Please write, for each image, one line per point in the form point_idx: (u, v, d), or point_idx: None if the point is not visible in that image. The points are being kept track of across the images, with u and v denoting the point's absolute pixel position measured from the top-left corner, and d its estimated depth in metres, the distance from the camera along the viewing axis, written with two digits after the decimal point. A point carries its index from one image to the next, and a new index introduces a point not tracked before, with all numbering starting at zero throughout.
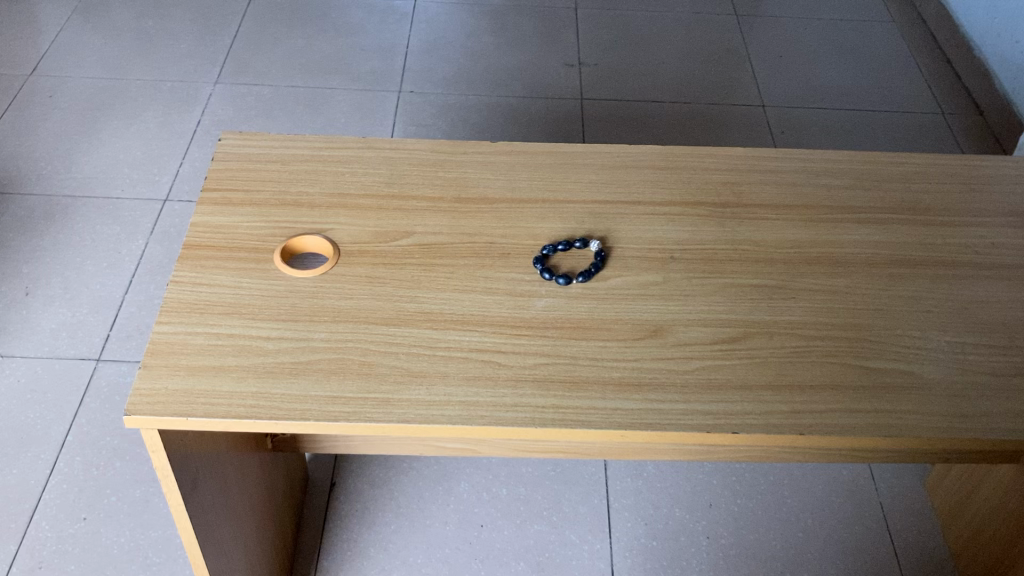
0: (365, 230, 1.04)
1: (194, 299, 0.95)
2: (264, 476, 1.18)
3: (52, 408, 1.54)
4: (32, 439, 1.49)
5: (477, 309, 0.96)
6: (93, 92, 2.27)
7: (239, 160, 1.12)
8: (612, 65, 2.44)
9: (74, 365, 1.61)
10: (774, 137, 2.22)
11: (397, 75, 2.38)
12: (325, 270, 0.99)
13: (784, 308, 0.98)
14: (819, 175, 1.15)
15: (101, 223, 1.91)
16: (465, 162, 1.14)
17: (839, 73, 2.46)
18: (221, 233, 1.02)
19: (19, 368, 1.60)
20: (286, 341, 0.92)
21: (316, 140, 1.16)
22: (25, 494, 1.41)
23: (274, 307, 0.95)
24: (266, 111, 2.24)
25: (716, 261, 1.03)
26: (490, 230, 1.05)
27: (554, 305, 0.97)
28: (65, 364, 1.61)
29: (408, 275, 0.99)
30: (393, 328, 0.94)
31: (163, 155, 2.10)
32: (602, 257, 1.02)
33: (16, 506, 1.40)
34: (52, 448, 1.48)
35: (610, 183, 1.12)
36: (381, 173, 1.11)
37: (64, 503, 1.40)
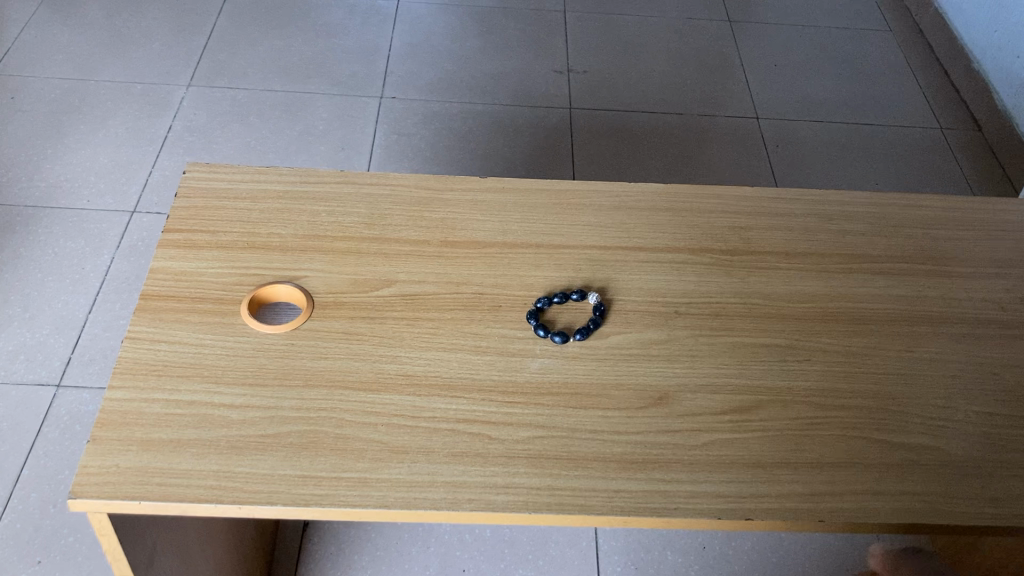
0: (342, 278, 0.95)
1: (151, 359, 0.86)
2: (233, 530, 1.10)
3: (8, 438, 1.44)
4: None
5: (464, 372, 0.87)
6: (59, 93, 2.15)
7: (205, 195, 1.02)
8: (603, 72, 2.35)
9: (33, 392, 1.51)
10: (770, 151, 2.14)
11: (378, 80, 2.28)
12: (298, 324, 0.90)
13: (799, 373, 0.90)
14: (833, 219, 1.07)
15: (66, 236, 1.80)
16: (452, 199, 1.05)
17: (836, 83, 2.38)
18: (184, 281, 0.93)
19: None
20: (252, 410, 0.83)
21: (290, 173, 1.06)
22: None
23: (241, 369, 0.86)
24: (241, 116, 2.14)
25: (725, 317, 0.95)
26: (479, 279, 0.96)
27: (549, 367, 0.89)
28: (22, 391, 1.51)
29: (389, 331, 0.90)
30: (372, 394, 0.85)
31: (132, 163, 2.00)
32: (602, 312, 0.93)
33: None
34: (6, 483, 1.38)
35: (609, 226, 1.03)
36: (360, 211, 1.02)
37: (17, 544, 1.31)
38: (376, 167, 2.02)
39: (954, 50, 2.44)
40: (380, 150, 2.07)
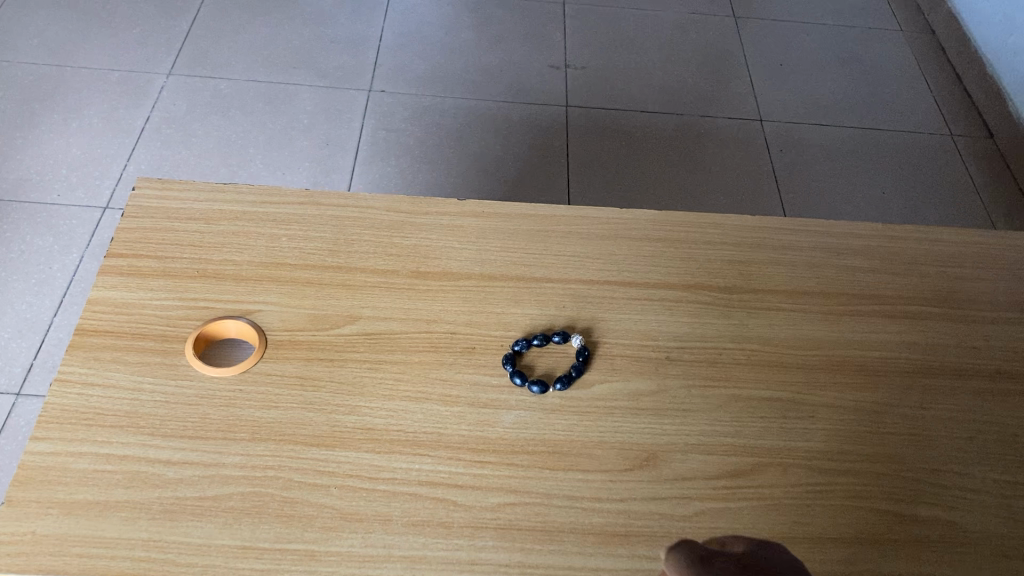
0: (300, 313, 0.86)
1: (81, 407, 0.77)
2: None
3: None
4: None
5: (430, 426, 0.79)
6: (31, 79, 2.04)
7: (155, 215, 0.93)
8: (602, 68, 2.24)
9: None
10: (773, 156, 2.03)
11: (368, 71, 2.17)
12: (248, 366, 0.81)
13: (802, 432, 0.81)
14: (841, 254, 0.98)
15: (34, 233, 1.71)
16: (426, 224, 0.96)
17: (844, 84, 2.28)
18: (124, 314, 0.84)
19: None
20: (191, 468, 0.74)
21: (250, 191, 0.97)
22: None
23: (181, 419, 0.77)
24: (223, 108, 2.03)
25: (720, 365, 0.86)
26: (451, 317, 0.87)
27: (525, 421, 0.80)
28: None
29: (349, 376, 0.82)
30: (325, 450, 0.76)
31: (106, 156, 1.89)
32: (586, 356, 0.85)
33: None
34: None
35: (597, 257, 0.94)
36: (324, 236, 0.93)
37: None
38: (362, 166, 1.92)
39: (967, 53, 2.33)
40: (367, 147, 1.96)
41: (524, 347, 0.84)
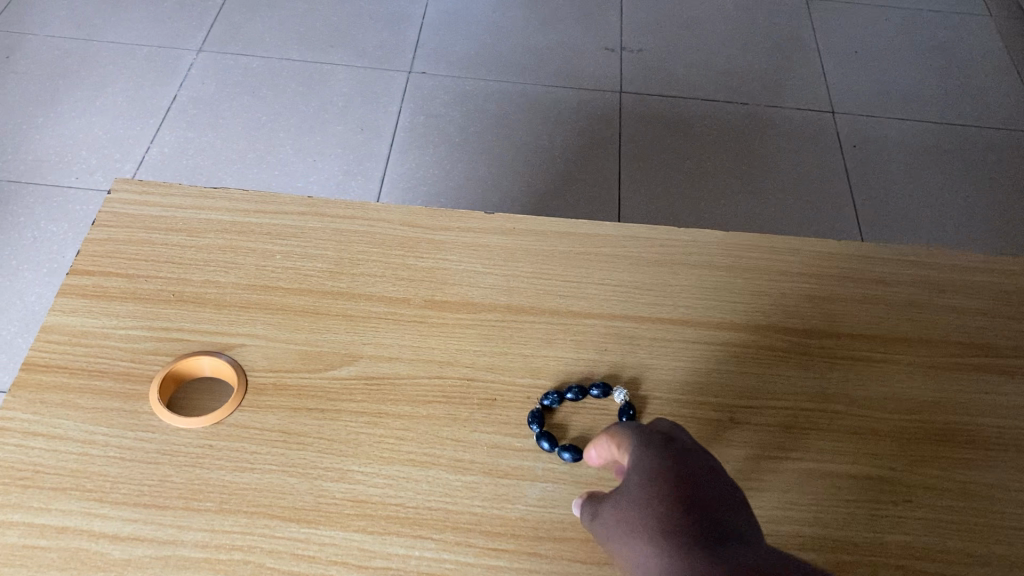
0: (289, 350, 0.72)
1: (20, 462, 0.64)
2: None
3: None
4: None
5: (436, 500, 0.64)
6: (56, 54, 1.89)
7: (131, 225, 0.80)
8: (660, 50, 2.04)
9: None
10: (847, 152, 1.82)
11: (408, 50, 1.98)
12: (223, 416, 0.68)
13: (896, 523, 0.65)
14: (942, 292, 0.81)
15: (48, 219, 1.59)
16: (446, 243, 0.81)
17: (929, 70, 2.05)
18: (83, 347, 0.71)
19: None
20: (143, 545, 0.61)
21: (244, 198, 0.83)
22: None
23: (137, 481, 0.64)
24: (254, 88, 1.86)
25: (796, 429, 0.70)
26: (470, 359, 0.73)
27: (552, 496, 0.65)
28: None
29: (342, 432, 0.68)
30: (307, 528, 0.62)
31: (129, 136, 1.75)
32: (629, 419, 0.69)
33: None
34: None
35: (648, 288, 0.79)
36: (325, 255, 0.79)
37: None
38: (398, 154, 1.75)
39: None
40: (403, 133, 1.80)
41: (555, 401, 0.70)
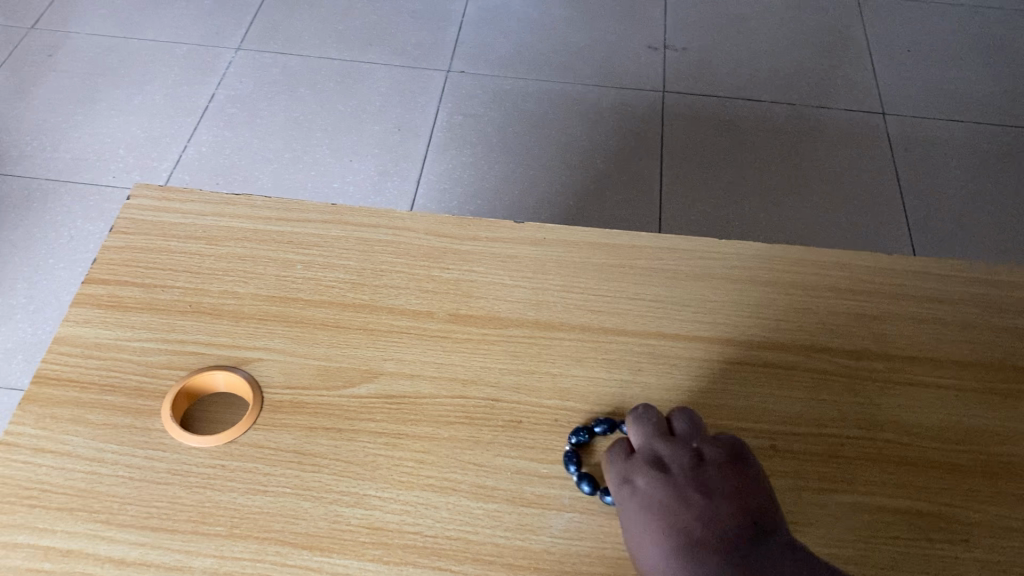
0: (307, 366, 0.69)
1: (26, 481, 0.62)
2: None
3: None
4: None
5: (455, 529, 0.61)
6: (98, 52, 1.90)
7: (150, 232, 0.78)
8: (705, 48, 1.98)
9: None
10: (898, 156, 1.76)
11: (447, 49, 1.95)
12: (236, 434, 0.65)
13: (951, 565, 0.61)
14: (1002, 313, 0.76)
15: (85, 218, 1.59)
16: (473, 254, 0.78)
17: (986, 69, 1.97)
18: (96, 359, 0.69)
19: None
20: (149, 571, 0.58)
21: (267, 205, 0.81)
22: None
23: (146, 502, 0.61)
24: (292, 87, 1.84)
25: (841, 458, 0.66)
26: (495, 377, 0.69)
27: (580, 528, 0.61)
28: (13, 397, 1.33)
29: (360, 455, 0.64)
30: (320, 556, 0.59)
31: (165, 135, 1.74)
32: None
33: None
34: None
35: (686, 303, 0.75)
36: (347, 265, 0.76)
37: None
38: (434, 154, 1.72)
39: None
40: (440, 133, 1.76)
41: (584, 438, 0.65)
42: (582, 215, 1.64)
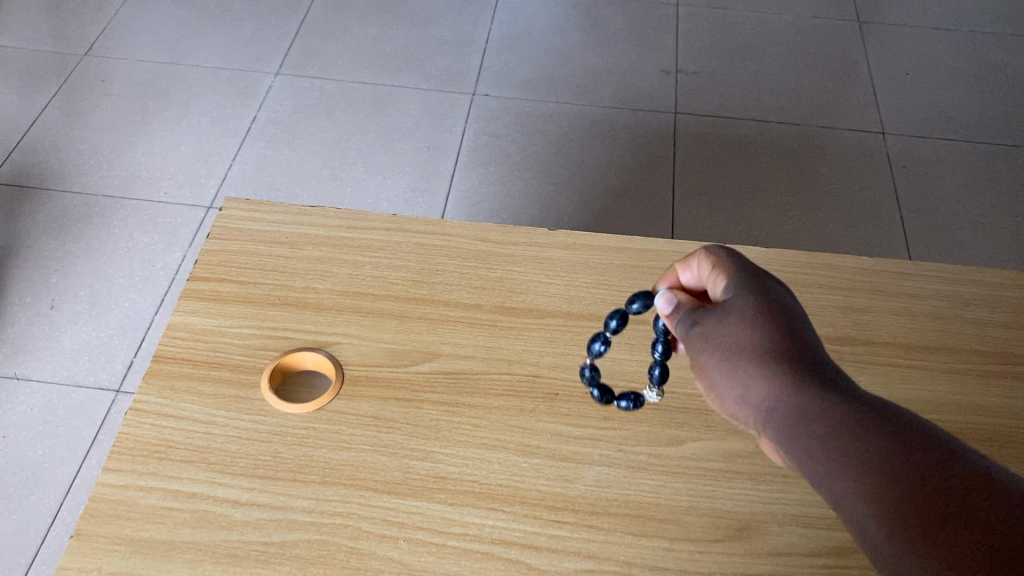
0: (379, 348, 0.83)
1: (154, 439, 0.76)
2: None
3: (63, 444, 1.37)
4: (38, 479, 1.33)
5: (506, 478, 0.74)
6: (148, 77, 2.04)
7: (241, 238, 0.92)
8: (713, 72, 2.12)
9: (92, 396, 1.43)
10: (895, 173, 1.89)
11: (472, 74, 2.09)
12: (324, 403, 0.79)
13: None
14: (966, 306, 0.89)
15: (140, 230, 1.70)
16: (514, 255, 0.92)
17: (979, 91, 2.10)
18: (203, 342, 0.83)
19: (34, 394, 1.43)
20: (259, 509, 0.72)
21: (338, 215, 0.95)
22: (20, 548, 1.25)
23: (254, 456, 0.75)
24: (327, 110, 1.99)
25: None
26: (535, 358, 0.83)
27: (608, 478, 0.75)
28: (82, 394, 1.43)
29: (426, 419, 0.78)
30: (397, 499, 0.73)
31: (212, 154, 1.88)
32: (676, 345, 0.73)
33: (11, 560, 1.24)
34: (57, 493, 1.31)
35: None
36: (408, 265, 0.90)
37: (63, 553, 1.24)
38: (461, 172, 1.86)
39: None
40: (467, 152, 1.91)
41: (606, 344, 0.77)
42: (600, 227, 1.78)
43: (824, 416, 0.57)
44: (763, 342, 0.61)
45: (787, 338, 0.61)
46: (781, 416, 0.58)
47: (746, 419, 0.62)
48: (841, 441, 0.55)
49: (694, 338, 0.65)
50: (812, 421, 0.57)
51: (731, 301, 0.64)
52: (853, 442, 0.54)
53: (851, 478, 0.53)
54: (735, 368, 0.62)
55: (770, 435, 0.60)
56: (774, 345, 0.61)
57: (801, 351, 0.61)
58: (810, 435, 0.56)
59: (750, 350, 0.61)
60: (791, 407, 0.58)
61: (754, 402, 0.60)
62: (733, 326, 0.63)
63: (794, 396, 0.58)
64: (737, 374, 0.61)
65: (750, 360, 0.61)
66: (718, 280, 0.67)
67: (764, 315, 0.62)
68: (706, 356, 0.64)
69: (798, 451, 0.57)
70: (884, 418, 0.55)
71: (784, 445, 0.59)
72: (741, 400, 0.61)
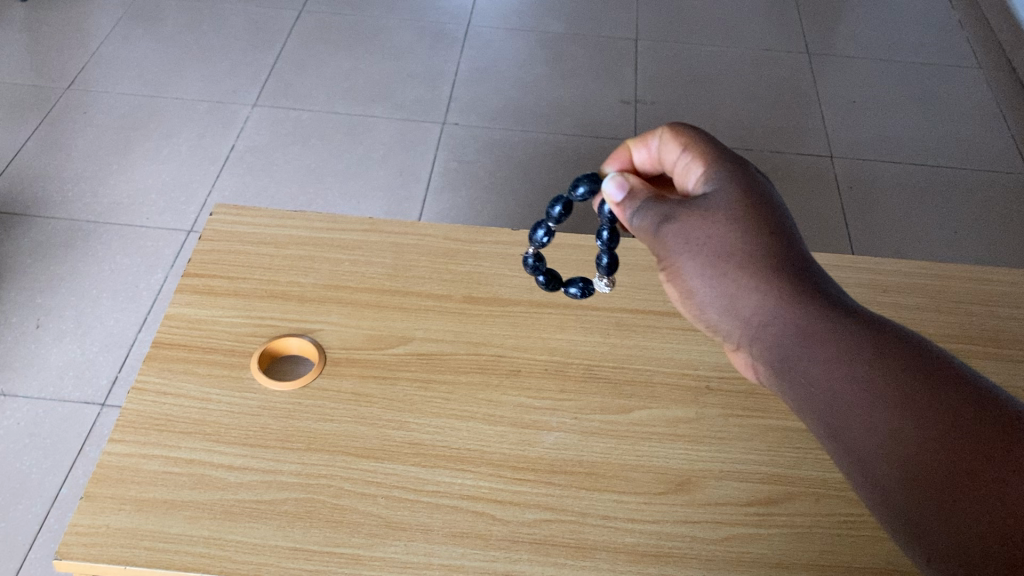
0: (357, 333, 0.92)
1: (155, 413, 0.83)
2: None
3: (49, 456, 1.40)
4: (24, 490, 1.35)
5: (473, 443, 0.83)
6: (130, 109, 2.10)
7: (231, 239, 1.01)
8: (671, 102, 2.24)
9: (77, 410, 1.46)
10: (842, 194, 2.00)
11: (442, 104, 2.20)
12: (308, 381, 0.87)
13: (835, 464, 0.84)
14: (884, 293, 1.00)
15: (122, 253, 1.74)
16: (481, 254, 1.02)
17: (919, 116, 2.23)
18: (197, 330, 0.91)
19: (20, 410, 1.45)
20: (251, 472, 0.79)
21: (318, 219, 1.04)
22: (9, 551, 1.28)
23: (244, 427, 0.83)
24: (303, 138, 2.07)
25: (759, 395, 0.89)
26: (499, 341, 0.92)
27: (565, 441, 0.84)
28: (67, 409, 1.46)
29: (401, 393, 0.87)
30: (375, 462, 0.81)
31: (193, 181, 1.93)
32: (613, 231, 0.82)
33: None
34: (44, 501, 1.34)
35: (641, 288, 1.00)
36: (384, 262, 0.99)
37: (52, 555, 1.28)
38: (433, 196, 1.95)
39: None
40: (439, 177, 2.00)
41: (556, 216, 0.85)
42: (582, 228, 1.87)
43: (818, 321, 0.58)
44: (747, 247, 0.63)
45: (770, 242, 0.63)
46: (771, 326, 0.60)
47: (730, 326, 0.64)
48: (840, 343, 0.56)
49: (668, 236, 0.67)
50: (807, 334, 0.58)
51: (711, 207, 0.66)
52: (852, 348, 0.55)
53: (844, 381, 0.55)
54: (723, 273, 0.63)
55: (756, 342, 0.62)
56: (758, 248, 0.63)
57: (785, 256, 0.63)
58: (803, 344, 0.58)
59: (734, 252, 0.63)
60: (781, 319, 0.60)
61: (741, 305, 0.62)
62: (714, 231, 0.65)
63: (785, 301, 0.60)
64: (723, 283, 0.63)
65: (736, 263, 0.63)
66: (695, 168, 0.72)
67: (748, 225, 0.64)
68: (686, 256, 0.65)
69: (787, 352, 0.59)
70: (880, 331, 0.56)
71: (768, 348, 0.61)
72: (725, 306, 0.64)
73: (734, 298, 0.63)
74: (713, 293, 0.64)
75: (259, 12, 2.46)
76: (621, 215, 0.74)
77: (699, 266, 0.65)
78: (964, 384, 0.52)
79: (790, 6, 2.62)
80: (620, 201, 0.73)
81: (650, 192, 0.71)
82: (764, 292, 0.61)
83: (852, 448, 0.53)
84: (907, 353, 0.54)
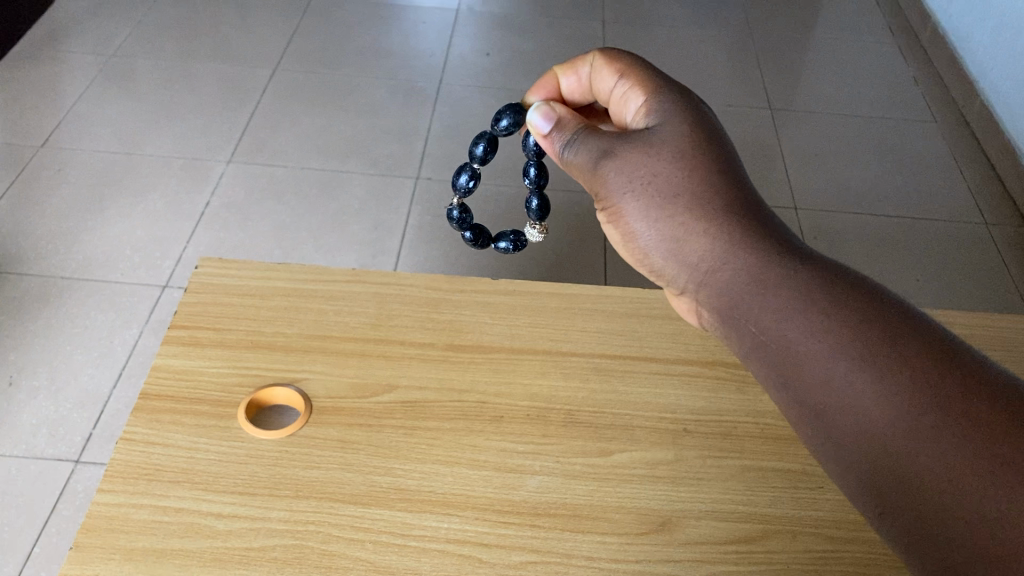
0: (341, 382, 0.94)
1: (144, 463, 0.84)
2: None
3: (21, 513, 1.39)
4: None
5: (459, 487, 0.85)
6: (105, 166, 2.11)
7: (216, 291, 1.03)
8: None
9: (51, 467, 1.45)
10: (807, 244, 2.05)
11: (416, 160, 2.23)
12: (294, 429, 0.88)
13: (811, 502, 0.86)
14: None
15: (96, 309, 1.74)
16: (460, 302, 1.05)
17: (877, 168, 2.31)
18: (184, 381, 0.92)
19: None
20: (240, 520, 0.80)
21: (302, 271, 1.06)
22: None
23: (233, 475, 0.84)
24: (278, 194, 2.09)
25: (734, 436, 0.92)
26: (482, 387, 0.95)
27: (548, 485, 0.86)
28: (41, 465, 1.45)
29: (386, 440, 0.88)
30: (362, 508, 0.82)
31: (167, 237, 1.94)
32: (539, 167, 0.95)
33: None
34: (16, 561, 1.33)
35: (618, 333, 1.03)
36: (367, 312, 1.02)
37: None
38: (407, 249, 1.98)
39: (992, 129, 2.35)
40: (413, 231, 2.03)
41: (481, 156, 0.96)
42: (560, 275, 1.90)
43: (770, 266, 0.61)
44: (695, 188, 0.67)
45: (716, 183, 0.68)
46: (715, 254, 0.64)
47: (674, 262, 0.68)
48: (793, 287, 0.59)
49: (618, 177, 0.72)
50: (753, 259, 0.62)
51: (658, 150, 0.71)
52: (799, 278, 0.59)
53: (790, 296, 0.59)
54: (678, 225, 0.67)
55: (698, 275, 0.66)
56: (705, 189, 0.67)
57: (730, 196, 0.67)
58: (748, 269, 0.62)
59: (683, 194, 0.68)
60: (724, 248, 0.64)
61: (688, 240, 0.67)
62: (661, 172, 0.69)
63: (737, 250, 0.63)
64: (669, 222, 0.68)
65: (685, 203, 0.67)
66: (630, 94, 0.79)
67: (695, 167, 0.69)
68: (638, 199, 0.70)
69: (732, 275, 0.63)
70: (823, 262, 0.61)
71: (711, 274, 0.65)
72: (669, 240, 0.68)
73: (681, 236, 0.67)
74: (660, 230, 0.68)
75: (232, 71, 2.50)
76: (547, 146, 0.82)
77: (649, 206, 0.69)
78: (905, 316, 0.56)
79: (751, 62, 2.71)
80: (547, 132, 0.81)
81: (573, 122, 0.79)
82: (709, 226, 0.65)
83: (802, 391, 0.56)
84: (852, 287, 0.58)
